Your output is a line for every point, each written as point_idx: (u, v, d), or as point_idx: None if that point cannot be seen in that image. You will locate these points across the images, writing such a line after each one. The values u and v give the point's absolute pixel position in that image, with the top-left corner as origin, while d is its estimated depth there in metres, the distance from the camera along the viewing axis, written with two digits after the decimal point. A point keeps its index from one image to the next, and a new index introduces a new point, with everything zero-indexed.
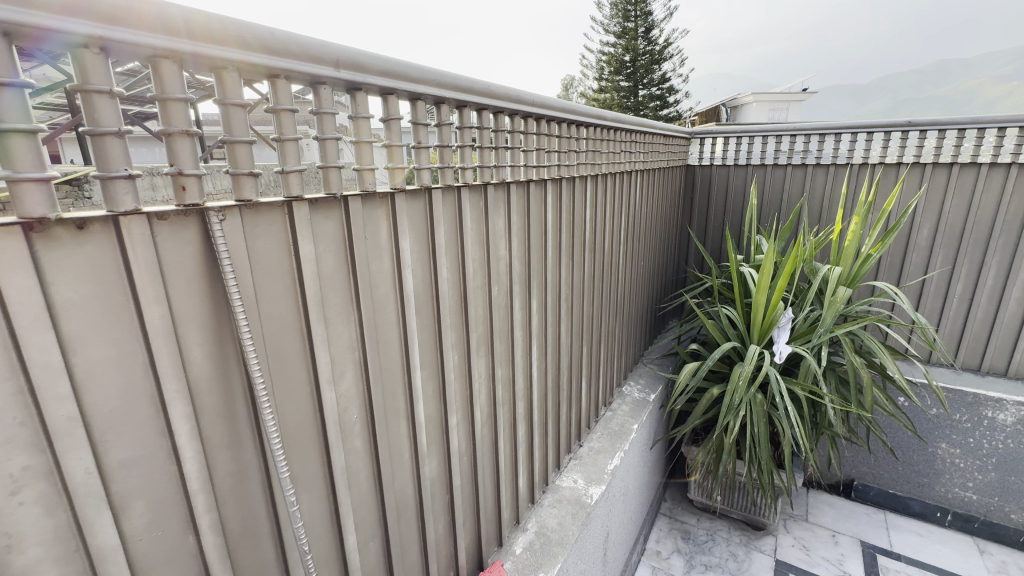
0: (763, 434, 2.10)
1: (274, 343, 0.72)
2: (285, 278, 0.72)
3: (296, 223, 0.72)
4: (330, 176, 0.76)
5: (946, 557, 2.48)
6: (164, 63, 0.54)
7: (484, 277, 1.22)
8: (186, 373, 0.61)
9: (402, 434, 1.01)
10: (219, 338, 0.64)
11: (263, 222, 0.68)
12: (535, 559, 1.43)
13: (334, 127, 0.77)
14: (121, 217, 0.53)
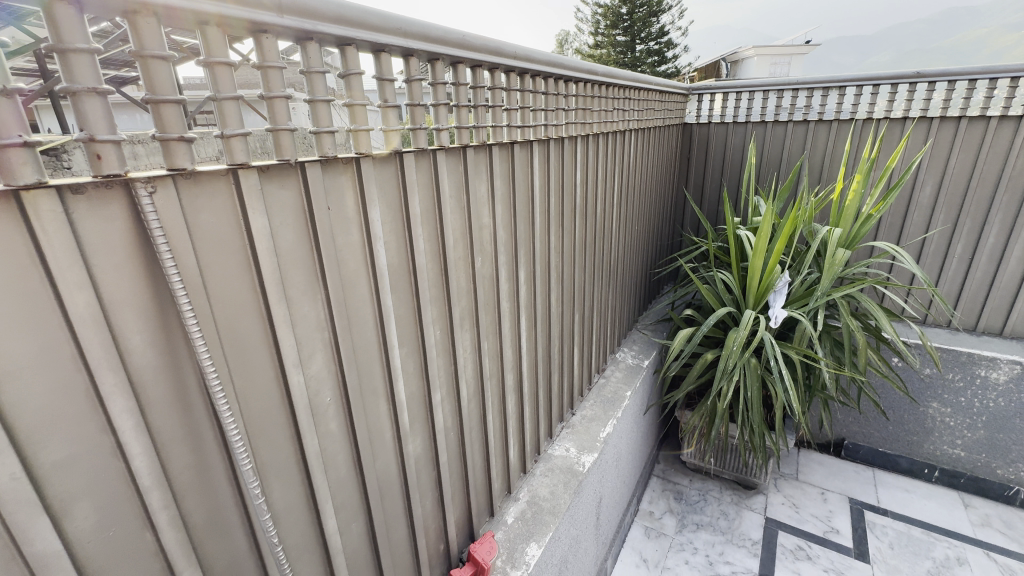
0: (756, 398, 2.09)
1: (229, 327, 0.66)
2: (237, 255, 0.66)
3: (245, 194, 0.64)
4: (282, 140, 0.68)
5: (931, 512, 2.55)
6: (58, 7, 0.45)
7: (466, 247, 1.15)
8: (125, 364, 0.56)
9: (382, 414, 0.97)
10: (162, 324, 0.58)
11: (205, 194, 0.61)
12: (527, 528, 1.44)
13: (283, 82, 0.67)
14: (23, 191, 0.46)
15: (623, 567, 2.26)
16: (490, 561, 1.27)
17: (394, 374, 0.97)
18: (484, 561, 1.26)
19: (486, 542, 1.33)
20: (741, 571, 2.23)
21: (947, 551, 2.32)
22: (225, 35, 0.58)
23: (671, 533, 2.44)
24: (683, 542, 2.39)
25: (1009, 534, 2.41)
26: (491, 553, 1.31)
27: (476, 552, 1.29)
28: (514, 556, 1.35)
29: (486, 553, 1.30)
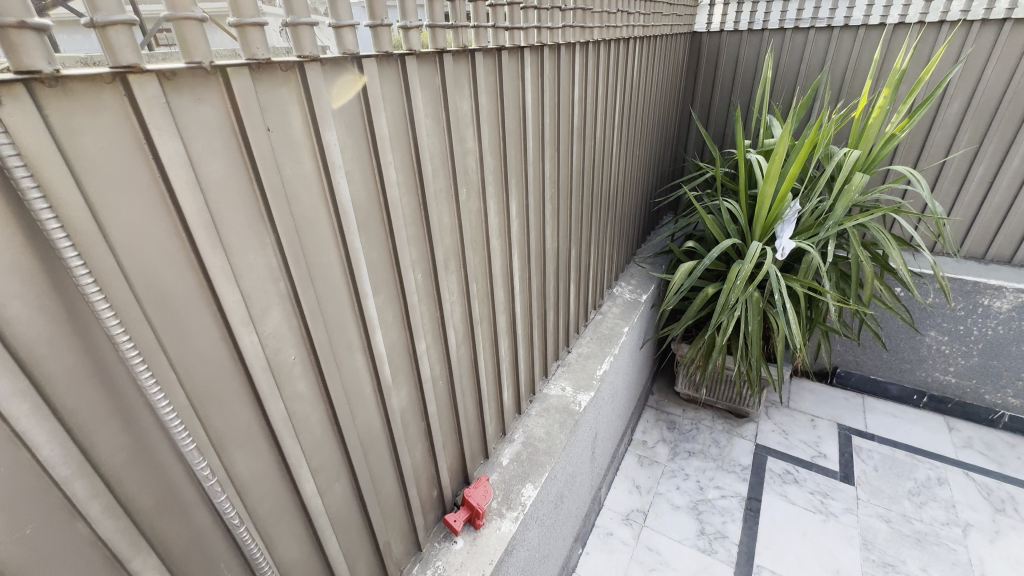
0: (756, 333, 2.04)
1: (148, 283, 0.53)
2: (146, 194, 0.51)
3: (144, 111, 0.49)
4: (188, 34, 0.50)
5: (916, 435, 2.61)
6: None
7: (448, 177, 1.00)
8: (4, 337, 0.43)
9: (360, 369, 0.87)
10: (51, 284, 0.46)
11: (84, 111, 0.45)
12: (522, 470, 1.42)
13: None
14: None
15: (616, 494, 2.33)
16: (486, 506, 1.24)
17: (370, 325, 0.86)
18: (479, 506, 1.24)
19: (481, 486, 1.30)
20: (730, 495, 2.31)
21: (928, 472, 2.41)
22: None
23: (664, 461, 2.49)
24: (675, 469, 2.45)
25: (989, 454, 2.49)
26: (487, 497, 1.28)
27: (471, 497, 1.26)
28: (510, 498, 1.33)
29: (481, 497, 1.27)
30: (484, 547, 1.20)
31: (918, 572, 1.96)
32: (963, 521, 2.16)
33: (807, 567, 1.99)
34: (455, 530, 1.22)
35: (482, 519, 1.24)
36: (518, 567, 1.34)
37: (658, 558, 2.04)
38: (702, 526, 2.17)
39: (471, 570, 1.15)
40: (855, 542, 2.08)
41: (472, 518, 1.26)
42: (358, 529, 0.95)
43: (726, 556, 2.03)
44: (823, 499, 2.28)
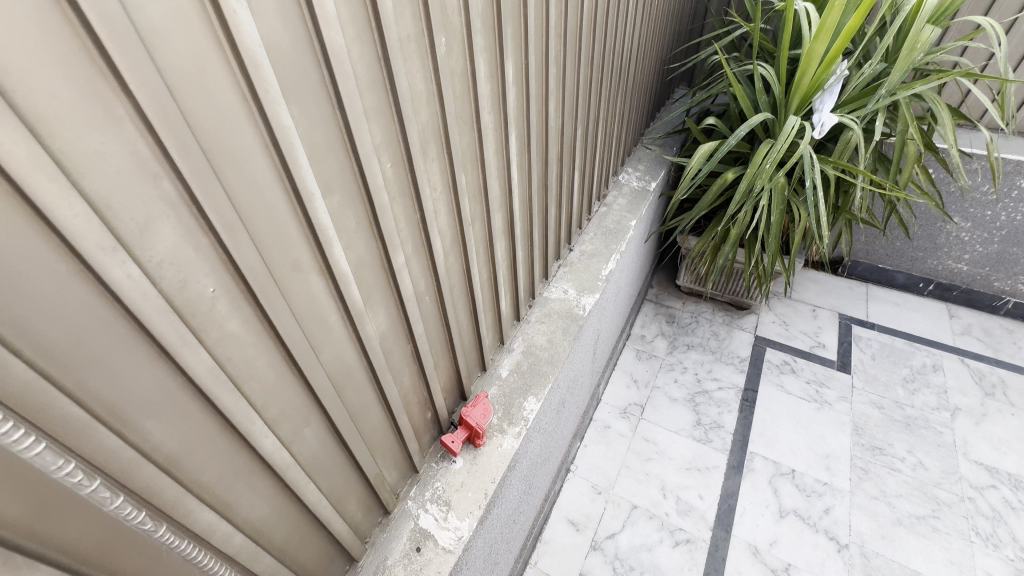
0: (777, 224, 1.84)
1: None
2: None
3: None
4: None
5: (916, 324, 2.58)
6: None
7: (418, 19, 0.70)
8: None
9: (319, 294, 0.67)
10: None
11: None
12: (522, 382, 1.30)
13: None
14: None
15: (614, 388, 2.30)
16: (485, 426, 1.14)
17: (324, 238, 0.63)
18: (478, 427, 1.13)
19: (479, 403, 1.18)
20: (727, 387, 2.30)
21: (925, 359, 2.40)
22: None
23: (662, 355, 2.45)
24: (674, 363, 2.41)
25: (986, 341, 2.48)
26: (485, 416, 1.17)
27: (468, 417, 1.15)
28: (512, 412, 1.23)
29: (479, 417, 1.16)
30: (485, 466, 1.13)
31: (904, 454, 2.03)
32: (953, 406, 2.20)
33: (798, 452, 2.04)
34: (454, 452, 1.12)
35: (481, 439, 1.15)
36: (520, 478, 1.28)
37: (655, 448, 2.07)
38: (698, 416, 2.19)
39: (472, 492, 1.08)
40: (846, 428, 2.12)
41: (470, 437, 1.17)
42: (341, 467, 0.83)
43: (721, 444, 2.07)
44: (819, 389, 2.28)
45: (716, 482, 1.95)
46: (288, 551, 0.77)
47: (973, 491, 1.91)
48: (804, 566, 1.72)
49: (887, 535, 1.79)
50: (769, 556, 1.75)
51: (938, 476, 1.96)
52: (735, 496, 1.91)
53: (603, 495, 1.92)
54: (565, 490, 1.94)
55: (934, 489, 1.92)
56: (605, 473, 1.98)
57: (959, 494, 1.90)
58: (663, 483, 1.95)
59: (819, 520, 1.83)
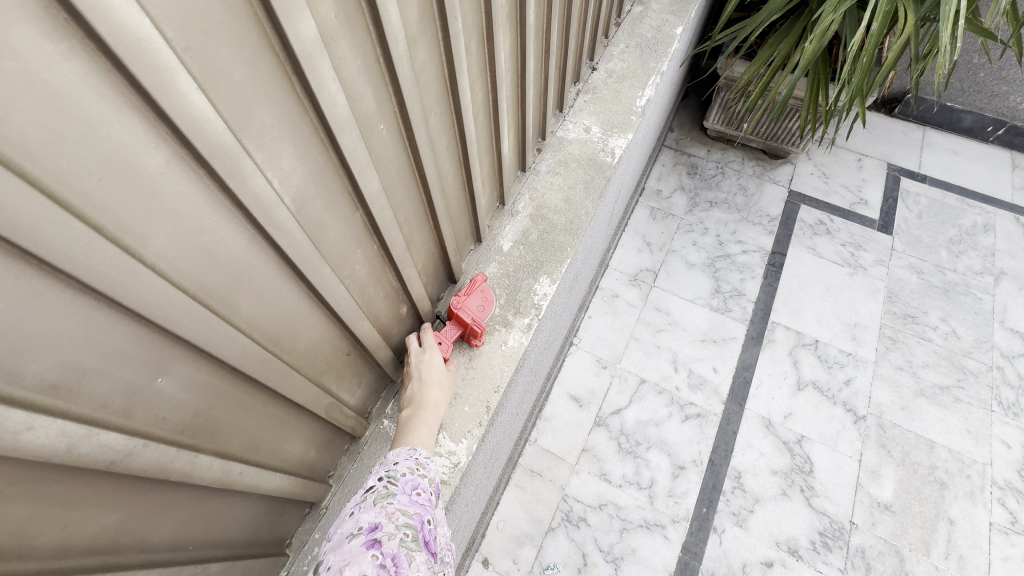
0: (877, 37, 1.33)
1: None
2: None
3: None
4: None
5: (974, 176, 2.22)
6: None
7: None
8: None
9: (84, 99, 0.27)
10: None
11: None
12: (531, 258, 0.95)
13: None
14: None
15: (623, 252, 1.99)
16: (486, 322, 0.82)
17: None
18: (475, 324, 0.81)
19: (475, 290, 0.84)
20: (752, 250, 2.01)
21: (976, 218, 2.11)
22: None
23: (681, 214, 2.09)
24: (693, 222, 2.07)
25: None
26: (483, 307, 0.84)
27: (460, 309, 0.82)
28: (517, 298, 0.91)
29: (474, 309, 0.83)
30: (484, 371, 0.84)
31: (937, 323, 1.85)
32: (998, 270, 1.97)
33: (824, 321, 1.85)
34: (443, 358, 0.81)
35: (479, 337, 0.84)
36: (525, 375, 1.01)
37: (667, 319, 1.84)
38: (717, 284, 1.93)
39: (468, 406, 0.81)
40: (880, 295, 1.90)
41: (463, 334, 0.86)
42: (260, 412, 0.52)
43: (741, 315, 1.86)
44: (854, 252, 2.01)
45: (732, 354, 1.78)
46: (192, 538, 0.49)
47: (1002, 361, 1.78)
48: (818, 438, 1.63)
49: (907, 407, 1.69)
50: (782, 429, 1.64)
51: (969, 345, 1.81)
52: (752, 368, 1.75)
53: (608, 369, 1.74)
54: (565, 365, 1.75)
55: (963, 359, 1.78)
56: (611, 346, 1.78)
57: (988, 364, 1.77)
58: (674, 355, 1.77)
59: (839, 392, 1.71)
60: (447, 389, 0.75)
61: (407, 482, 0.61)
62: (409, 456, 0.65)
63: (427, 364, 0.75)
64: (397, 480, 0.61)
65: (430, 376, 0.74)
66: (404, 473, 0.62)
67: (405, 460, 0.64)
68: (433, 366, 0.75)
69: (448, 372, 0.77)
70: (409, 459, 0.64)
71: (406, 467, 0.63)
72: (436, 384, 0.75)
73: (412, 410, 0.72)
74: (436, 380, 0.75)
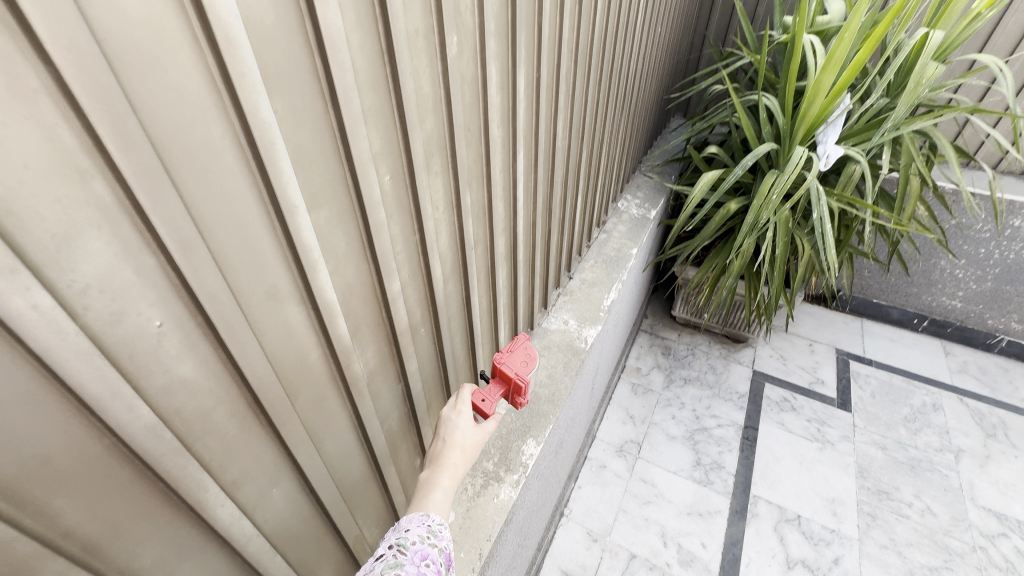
0: (782, 258, 1.78)
1: None
2: None
3: None
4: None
5: (913, 360, 2.54)
6: None
7: (428, 13, 0.60)
8: None
9: (298, 330, 0.55)
10: None
11: None
12: (521, 423, 1.18)
13: None
14: None
15: (609, 424, 2.18)
16: (527, 377, 0.97)
17: (309, 263, 0.52)
18: (518, 377, 0.97)
19: (518, 350, 1.01)
20: (727, 424, 2.20)
21: (924, 398, 2.35)
22: None
23: (659, 390, 2.34)
24: (670, 398, 2.31)
25: (982, 379, 2.45)
26: (526, 364, 1.00)
27: (504, 365, 0.98)
28: (509, 457, 1.11)
29: (518, 365, 0.99)
30: (479, 520, 1.00)
31: (911, 499, 1.94)
32: (956, 447, 2.14)
33: (803, 496, 1.94)
34: (487, 413, 0.91)
35: (522, 392, 0.98)
36: (515, 530, 1.14)
37: (653, 490, 1.94)
38: (697, 456, 2.07)
39: (465, 552, 0.95)
40: (851, 469, 2.03)
41: (508, 393, 1.00)
42: (315, 533, 0.70)
43: (723, 487, 1.96)
44: (820, 427, 2.20)
45: (719, 528, 1.83)
46: None
47: (983, 540, 1.83)
48: None
49: None
50: None
51: (947, 523, 1.87)
52: (739, 545, 1.79)
53: (599, 543, 1.78)
54: (557, 536, 1.79)
55: (945, 537, 1.83)
56: (601, 518, 1.85)
57: (970, 543, 1.81)
58: (662, 529, 1.82)
59: (829, 572, 1.72)
60: (467, 453, 0.81)
61: (416, 552, 0.64)
62: (422, 523, 0.67)
63: (453, 427, 0.84)
64: (407, 549, 0.63)
65: (453, 439, 0.82)
66: (414, 542, 0.64)
67: (417, 528, 0.66)
68: (458, 430, 0.84)
69: (474, 437, 0.84)
70: (421, 526, 0.67)
71: (417, 535, 0.65)
72: (458, 447, 0.81)
73: (432, 471, 0.77)
74: (459, 444, 0.82)
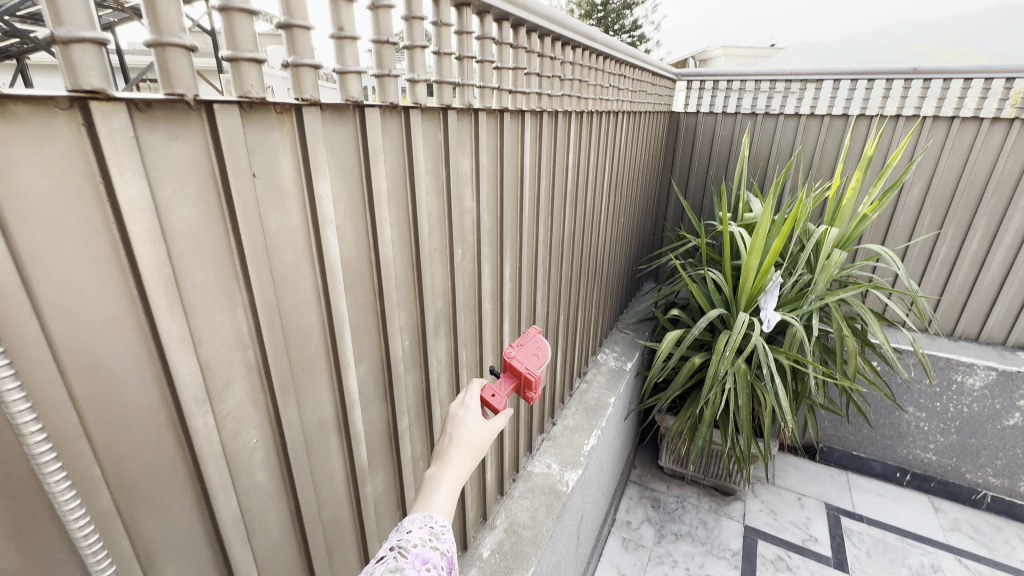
0: (746, 408, 1.97)
1: (91, 371, 0.43)
2: (109, 269, 0.43)
3: (109, 169, 0.41)
4: (158, 7, 0.41)
5: (903, 516, 2.53)
6: None
7: (444, 237, 0.92)
8: None
9: (334, 453, 0.75)
10: None
11: (31, 162, 0.37)
12: (504, 565, 1.25)
13: (180, 19, 0.43)
14: None
15: None
16: (539, 372, 0.84)
17: (349, 402, 0.74)
18: (529, 373, 0.84)
19: (529, 344, 0.88)
20: None
21: (922, 558, 2.30)
22: None
23: (650, 545, 2.31)
24: (662, 554, 2.26)
25: (977, 538, 2.42)
26: (538, 358, 0.87)
27: (514, 359, 0.85)
28: None
29: (530, 359, 0.86)
30: None
31: None
32: None
33: None
34: (498, 409, 0.79)
35: (535, 389, 0.85)
36: None
37: None
38: None
39: None
40: None
41: (519, 391, 0.86)
42: None
43: None
44: None
45: None
46: None
47: None
48: None
49: None
50: None
51: None
52: None
53: None
54: None
55: None
56: None
57: None
58: None
59: None
60: (478, 451, 0.67)
61: (418, 556, 0.53)
62: (424, 524, 0.57)
63: (459, 420, 0.70)
64: (408, 552, 0.53)
65: (460, 433, 0.68)
66: (415, 544, 0.54)
67: (419, 529, 0.56)
68: (465, 424, 0.69)
69: (484, 432, 0.69)
70: (423, 527, 0.56)
71: (419, 536, 0.55)
72: (465, 441, 0.67)
73: (436, 468, 0.64)
74: (466, 439, 0.68)
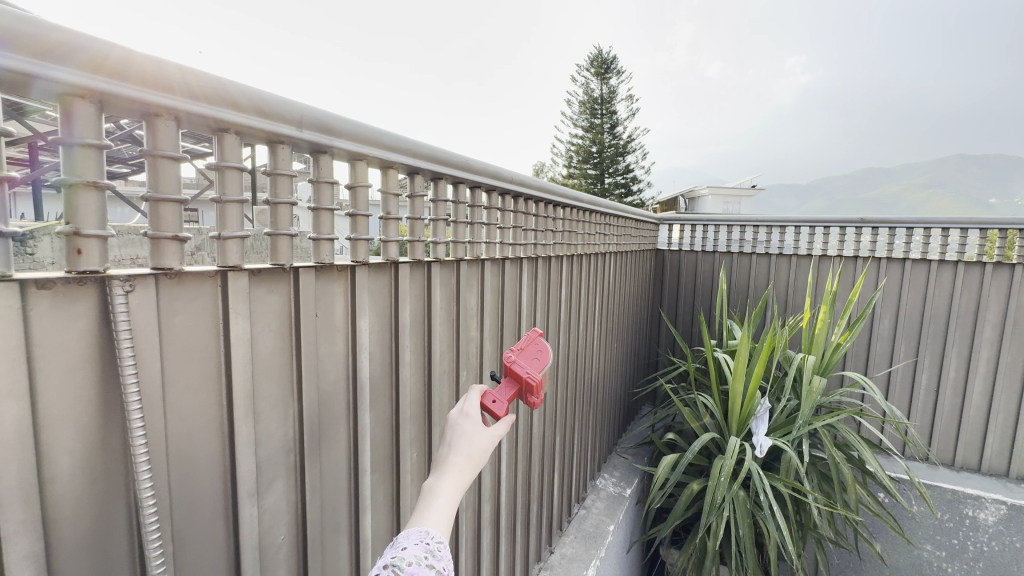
0: (749, 540, 1.91)
1: (184, 463, 0.57)
2: (210, 382, 0.60)
3: (229, 311, 0.60)
4: (280, 215, 0.64)
5: None
6: (163, 165, 0.51)
7: (451, 361, 1.09)
8: (57, 531, 0.47)
9: (343, 557, 0.82)
10: (109, 470, 0.51)
11: (185, 310, 0.56)
12: None
13: (290, 219, 0.66)
14: (30, 309, 0.44)
15: None
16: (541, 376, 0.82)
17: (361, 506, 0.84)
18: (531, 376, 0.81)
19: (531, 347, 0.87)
20: None
21: None
22: (242, 180, 0.59)
23: None
24: None
25: None
26: (539, 361, 0.85)
27: (515, 364, 0.84)
28: None
29: (531, 363, 0.85)
30: None
31: None
32: None
33: None
34: (498, 414, 0.75)
35: (537, 393, 0.82)
36: None
37: None
38: None
39: None
40: None
41: (521, 395, 0.83)
42: None
43: None
44: None
45: None
46: None
47: None
48: None
49: None
50: None
51: None
52: None
53: None
54: None
55: None
56: None
57: None
58: None
59: None
60: (479, 458, 0.63)
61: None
62: (420, 540, 0.52)
63: (457, 428, 0.65)
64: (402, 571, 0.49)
65: (460, 439, 0.63)
66: (410, 563, 0.50)
67: (414, 545, 0.51)
68: (464, 431, 0.64)
69: (484, 439, 0.65)
70: (419, 543, 0.52)
71: (414, 554, 0.51)
72: (465, 446, 0.62)
73: (434, 477, 0.58)
74: (466, 444, 0.63)
